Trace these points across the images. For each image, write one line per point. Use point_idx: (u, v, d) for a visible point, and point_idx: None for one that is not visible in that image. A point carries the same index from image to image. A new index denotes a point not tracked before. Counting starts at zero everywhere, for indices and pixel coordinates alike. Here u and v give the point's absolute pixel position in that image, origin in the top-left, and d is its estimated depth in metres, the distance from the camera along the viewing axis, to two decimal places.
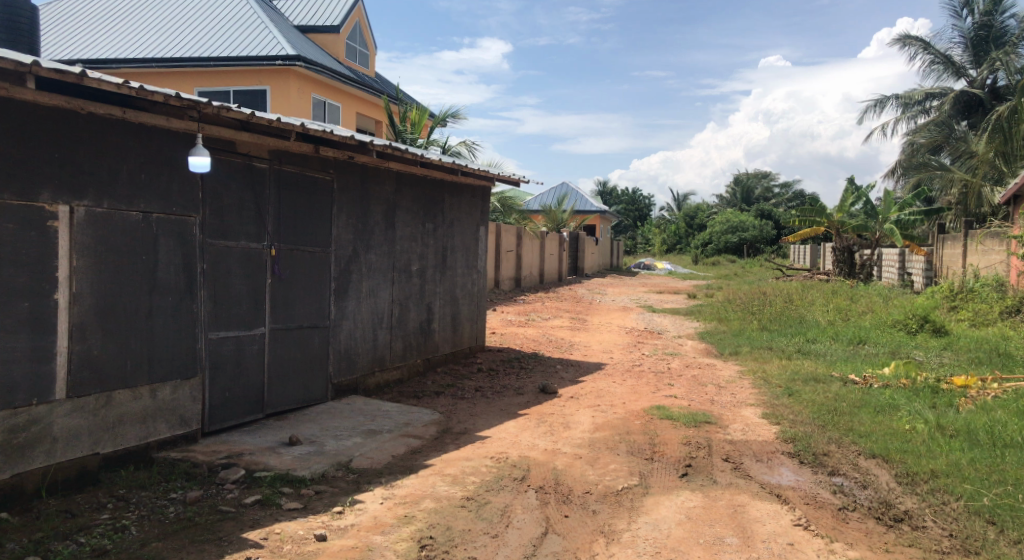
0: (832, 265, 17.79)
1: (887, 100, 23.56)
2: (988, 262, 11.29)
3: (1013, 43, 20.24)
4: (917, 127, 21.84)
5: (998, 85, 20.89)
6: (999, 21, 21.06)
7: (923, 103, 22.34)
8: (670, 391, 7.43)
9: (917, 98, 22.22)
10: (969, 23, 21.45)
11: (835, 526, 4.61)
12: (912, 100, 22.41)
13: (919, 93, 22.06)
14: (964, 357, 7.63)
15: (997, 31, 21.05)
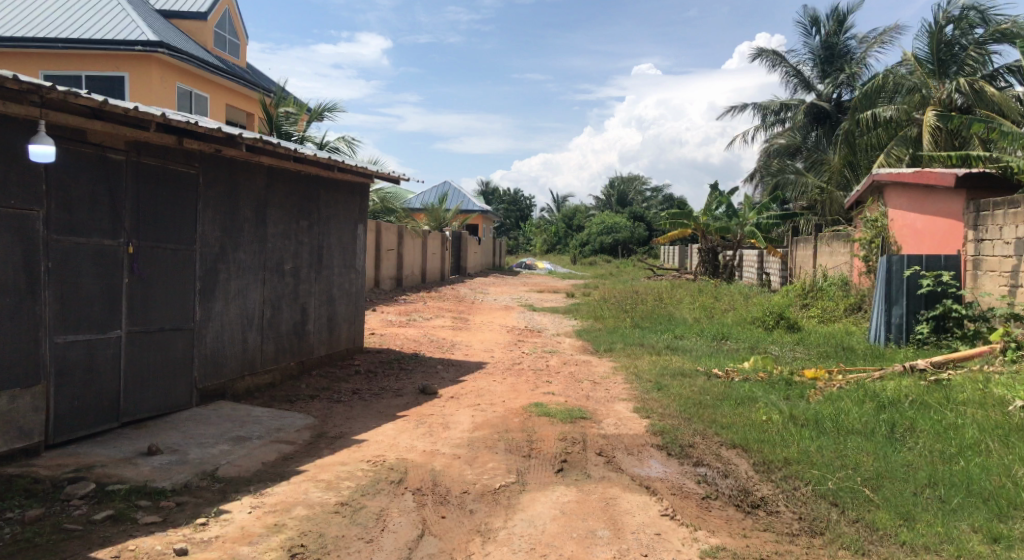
0: (699, 265, 18.72)
1: (748, 108, 24.92)
2: (834, 262, 12.24)
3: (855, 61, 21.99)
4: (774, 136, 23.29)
5: (843, 100, 22.61)
6: (842, 41, 22.85)
7: (779, 114, 23.84)
8: (548, 388, 7.57)
9: (774, 108, 23.64)
10: (817, 41, 23.13)
11: (700, 514, 4.84)
12: (769, 110, 23.87)
13: (775, 104, 23.50)
14: (814, 351, 8.24)
15: (840, 49, 22.82)
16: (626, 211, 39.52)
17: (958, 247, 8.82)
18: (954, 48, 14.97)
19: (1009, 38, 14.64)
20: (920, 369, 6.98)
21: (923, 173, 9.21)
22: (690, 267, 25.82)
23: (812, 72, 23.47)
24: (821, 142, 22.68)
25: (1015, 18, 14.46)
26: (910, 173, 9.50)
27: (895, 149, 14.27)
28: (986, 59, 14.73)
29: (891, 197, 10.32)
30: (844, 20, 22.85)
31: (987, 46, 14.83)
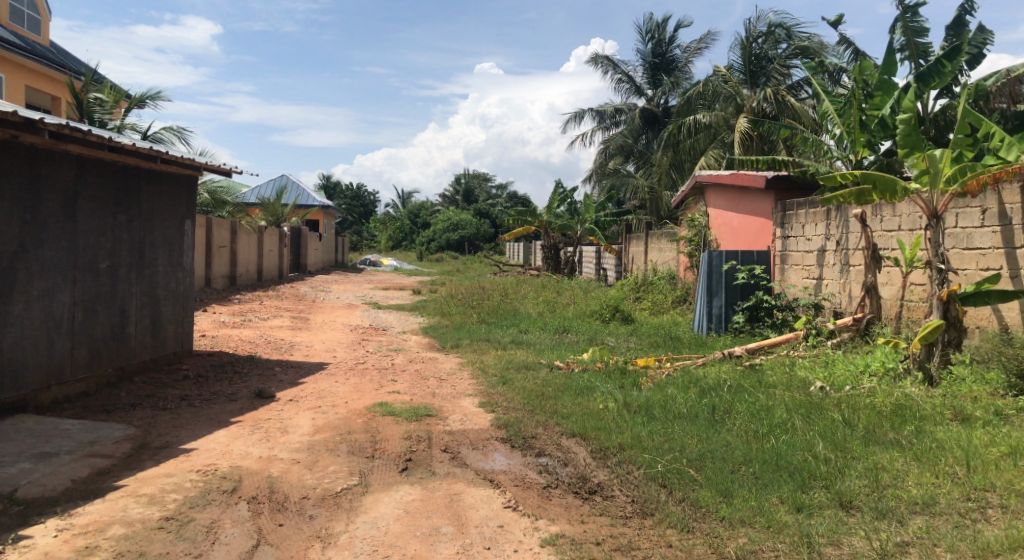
0: (542, 262, 19.26)
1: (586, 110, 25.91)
2: (663, 258, 13.03)
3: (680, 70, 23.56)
4: (609, 138, 24.48)
5: (670, 105, 24.15)
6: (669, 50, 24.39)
7: (613, 117, 25.10)
8: (393, 387, 7.46)
9: (608, 111, 24.80)
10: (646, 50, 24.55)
11: (540, 504, 4.96)
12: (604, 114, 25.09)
13: (610, 108, 24.75)
14: (646, 341, 8.72)
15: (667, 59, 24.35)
16: (472, 208, 39.90)
17: (768, 243, 9.66)
18: (763, 61, 16.38)
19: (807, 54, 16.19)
20: (737, 355, 7.58)
21: (738, 176, 10.01)
22: (534, 263, 26.56)
23: (643, 78, 24.78)
24: (651, 145, 24.09)
25: (812, 36, 16.04)
26: (726, 175, 10.28)
27: (715, 152, 15.36)
28: (788, 72, 16.02)
29: (712, 197, 11.13)
30: (672, 31, 24.35)
31: (790, 60, 16.19)
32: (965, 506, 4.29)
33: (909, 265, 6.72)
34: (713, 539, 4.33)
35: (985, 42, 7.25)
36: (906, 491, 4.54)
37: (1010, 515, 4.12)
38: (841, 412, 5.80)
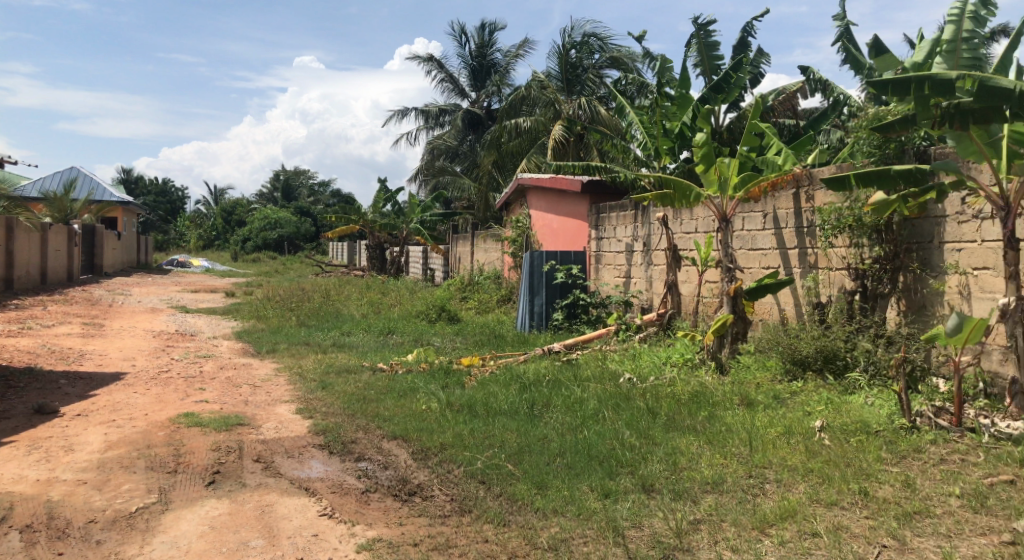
0: (368, 262, 18.96)
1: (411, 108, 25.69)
2: (488, 258, 13.26)
3: (502, 74, 24.11)
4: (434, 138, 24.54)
5: (493, 108, 24.64)
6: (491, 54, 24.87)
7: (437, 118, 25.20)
8: (201, 396, 6.98)
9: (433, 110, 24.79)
10: (469, 52, 24.86)
11: (358, 509, 4.84)
12: (428, 114, 25.12)
13: (434, 108, 24.82)
14: (470, 340, 8.82)
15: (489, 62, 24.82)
16: (293, 206, 38.38)
17: (585, 244, 10.14)
18: (578, 69, 17.12)
19: (618, 63, 17.19)
20: (555, 351, 7.88)
21: (557, 179, 10.37)
22: (358, 263, 26.07)
23: (467, 80, 25.06)
24: (474, 146, 24.47)
25: (622, 46, 17.01)
26: (546, 178, 10.63)
27: (534, 157, 15.83)
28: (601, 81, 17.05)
29: (533, 200, 11.50)
30: (494, 35, 24.83)
31: (602, 70, 17.17)
32: (747, 483, 4.69)
33: (703, 264, 7.44)
34: (527, 531, 4.40)
35: (763, 62, 8.04)
36: (700, 472, 4.91)
37: (783, 489, 4.56)
38: (646, 402, 6.20)
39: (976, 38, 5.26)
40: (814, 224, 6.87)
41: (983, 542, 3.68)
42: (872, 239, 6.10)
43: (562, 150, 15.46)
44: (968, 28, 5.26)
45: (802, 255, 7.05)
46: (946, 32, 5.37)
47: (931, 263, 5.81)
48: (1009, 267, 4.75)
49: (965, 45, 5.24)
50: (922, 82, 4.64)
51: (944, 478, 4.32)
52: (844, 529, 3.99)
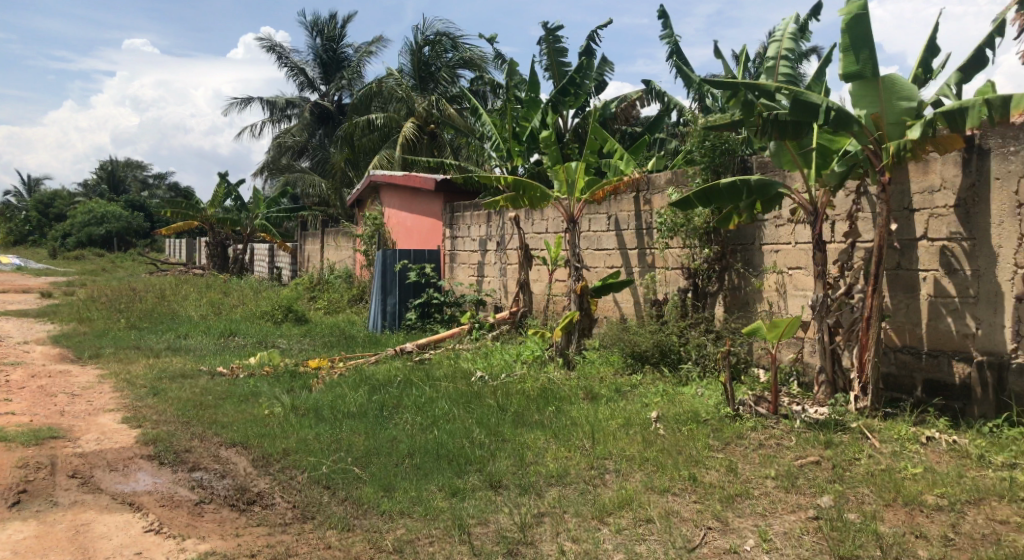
0: (208, 259, 17.88)
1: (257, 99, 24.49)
2: (339, 257, 12.92)
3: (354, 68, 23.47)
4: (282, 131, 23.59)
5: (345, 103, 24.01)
6: (342, 48, 24.25)
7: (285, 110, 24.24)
8: (7, 408, 6.27)
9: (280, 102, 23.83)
10: (319, 44, 24.10)
11: (189, 522, 4.51)
12: (275, 105, 24.10)
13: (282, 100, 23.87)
14: (319, 341, 8.53)
15: (340, 56, 24.19)
16: (124, 200, 35.50)
17: (438, 243, 10.12)
18: (431, 67, 16.97)
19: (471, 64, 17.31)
20: (408, 351, 7.79)
21: (410, 177, 10.19)
22: (198, 261, 24.54)
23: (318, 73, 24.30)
24: (325, 142, 23.79)
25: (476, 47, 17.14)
26: (399, 175, 10.43)
27: (387, 153, 15.61)
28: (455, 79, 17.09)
29: (386, 197, 11.31)
30: (346, 29, 24.25)
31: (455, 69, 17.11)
32: (589, 474, 4.84)
33: (552, 264, 7.63)
34: (372, 535, 4.26)
35: (608, 70, 8.37)
36: (545, 466, 5.00)
37: (622, 478, 4.74)
38: (496, 399, 6.26)
39: (794, 57, 5.72)
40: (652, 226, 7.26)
41: (792, 518, 4.00)
42: (702, 241, 6.53)
43: (414, 144, 15.54)
44: (788, 47, 5.72)
45: (642, 256, 7.44)
46: (769, 50, 5.81)
47: (753, 263, 6.37)
48: (817, 268, 5.24)
49: (784, 61, 5.67)
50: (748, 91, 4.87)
51: (762, 461, 4.67)
52: (675, 514, 4.20)
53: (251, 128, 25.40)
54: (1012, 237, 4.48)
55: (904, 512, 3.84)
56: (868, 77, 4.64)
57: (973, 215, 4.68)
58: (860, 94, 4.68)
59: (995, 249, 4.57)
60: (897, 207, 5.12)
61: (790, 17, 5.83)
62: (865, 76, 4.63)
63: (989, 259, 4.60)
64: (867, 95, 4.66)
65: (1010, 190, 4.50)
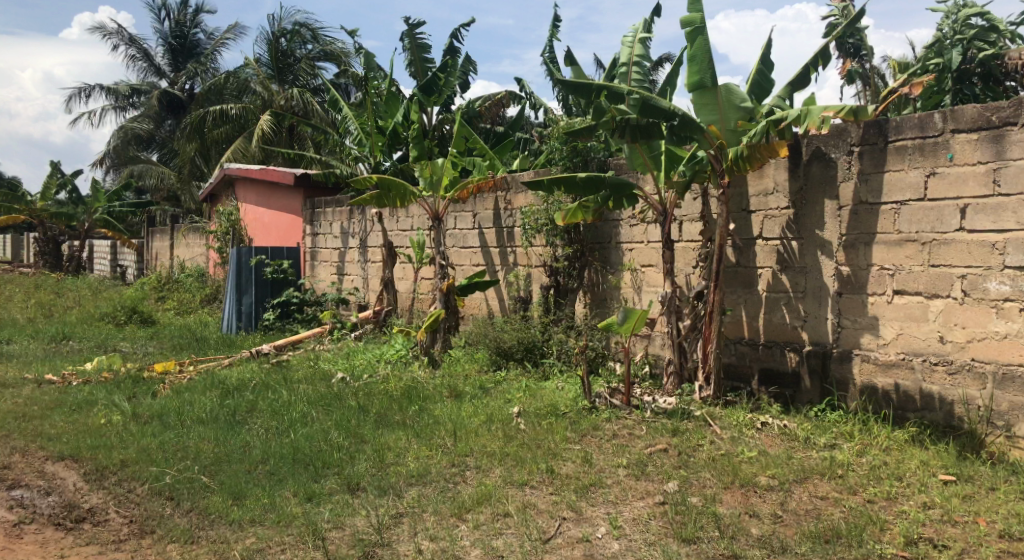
0: (39, 257, 16.31)
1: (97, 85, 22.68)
2: (190, 254, 12.20)
3: (204, 55, 22.14)
4: (125, 120, 21.97)
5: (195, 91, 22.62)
6: (191, 33, 22.88)
7: (129, 99, 22.66)
8: None
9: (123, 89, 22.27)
10: (166, 29, 22.64)
11: (6, 546, 4.08)
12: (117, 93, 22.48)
13: (125, 87, 22.33)
14: (166, 344, 8.00)
15: (190, 42, 22.85)
16: None
17: (299, 240, 9.80)
18: (290, 59, 16.40)
19: (331, 57, 16.86)
20: (265, 353, 7.46)
21: (267, 170, 9.76)
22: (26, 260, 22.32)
23: (165, 59, 22.86)
24: (174, 133, 22.40)
25: (335, 40, 16.71)
26: (256, 169, 9.97)
27: (242, 146, 14.92)
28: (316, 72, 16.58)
29: (243, 192, 10.81)
30: (196, 14, 22.93)
31: (317, 62, 16.69)
32: (450, 472, 4.82)
33: (417, 262, 7.58)
34: (218, 546, 4.03)
35: (471, 68, 8.40)
36: (405, 466, 4.93)
37: (481, 474, 4.76)
38: (356, 400, 6.12)
39: (644, 61, 5.95)
40: (515, 224, 7.37)
41: (641, 504, 4.17)
42: (562, 239, 6.71)
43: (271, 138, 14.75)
44: (639, 52, 5.94)
45: (506, 254, 7.54)
46: (622, 56, 6.02)
47: (609, 261, 6.62)
48: (666, 265, 5.51)
49: (635, 66, 5.88)
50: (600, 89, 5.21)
51: (615, 451, 4.85)
52: (532, 506, 4.26)
53: (90, 116, 23.49)
54: (832, 237, 4.90)
55: (740, 494, 4.10)
56: (708, 87, 4.94)
57: (801, 216, 5.07)
58: (701, 103, 4.97)
59: (819, 248, 4.98)
60: (737, 209, 5.48)
61: (640, 25, 6.08)
62: (706, 86, 4.92)
63: (814, 257, 5.01)
64: (708, 104, 4.96)
65: (830, 194, 4.91)
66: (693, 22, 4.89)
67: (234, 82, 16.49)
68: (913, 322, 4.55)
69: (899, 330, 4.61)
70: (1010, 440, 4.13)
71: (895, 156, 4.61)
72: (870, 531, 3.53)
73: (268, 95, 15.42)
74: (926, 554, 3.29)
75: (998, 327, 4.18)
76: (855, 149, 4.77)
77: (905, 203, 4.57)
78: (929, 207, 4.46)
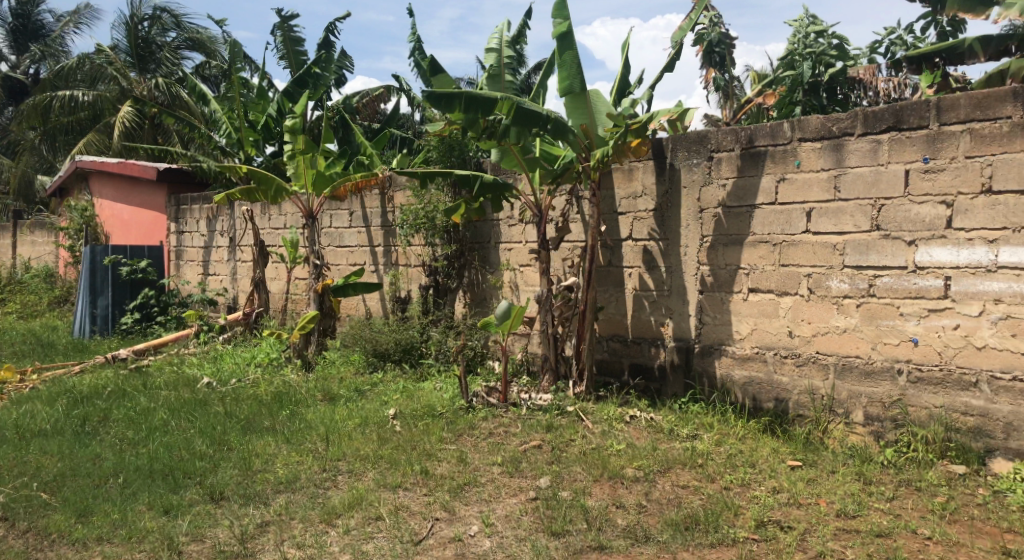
0: None
1: None
2: (37, 253, 11.25)
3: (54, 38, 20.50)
4: None
5: (43, 77, 20.88)
6: (37, 14, 21.11)
7: None
8: None
9: None
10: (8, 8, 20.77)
11: None
12: None
13: None
14: (6, 351, 7.32)
15: (35, 24, 21.07)
16: None
17: (162, 238, 9.28)
18: (151, 46, 15.62)
19: (199, 47, 16.05)
20: (121, 358, 6.98)
21: (126, 164, 9.12)
22: None
23: (7, 41, 20.99)
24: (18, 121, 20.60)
25: (202, 30, 15.92)
26: (113, 162, 9.30)
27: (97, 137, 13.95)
28: (179, 61, 15.81)
29: (97, 186, 10.07)
30: None
31: (182, 51, 16.05)
32: (320, 477, 4.67)
33: (291, 261, 7.34)
34: None
35: (347, 64, 8.22)
36: (273, 472, 4.73)
37: (353, 478, 4.64)
38: (222, 406, 5.83)
39: (514, 65, 5.84)
40: (393, 223, 7.27)
41: (513, 501, 4.21)
42: (440, 239, 6.68)
43: (131, 131, 13.84)
44: (508, 56, 5.78)
45: (386, 252, 7.41)
46: (488, 59, 5.79)
47: (488, 260, 6.65)
48: (541, 264, 5.59)
49: (507, 69, 5.76)
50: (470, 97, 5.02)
51: (490, 449, 4.88)
52: (404, 508, 4.20)
53: None
54: (695, 238, 5.15)
55: (608, 486, 4.22)
56: (578, 93, 5.06)
57: (667, 217, 5.30)
58: (573, 107, 5.09)
59: (683, 248, 5.22)
60: (608, 210, 5.65)
61: (503, 26, 5.82)
62: (575, 91, 5.04)
63: (679, 256, 5.24)
64: (579, 109, 5.08)
65: (693, 197, 5.16)
66: (558, 30, 4.97)
67: (88, 68, 15.38)
68: (766, 318, 4.84)
69: (754, 325, 4.90)
70: (849, 426, 4.47)
71: (750, 162, 4.90)
72: (726, 516, 3.72)
73: (125, 83, 14.49)
74: (774, 536, 3.50)
75: (838, 321, 4.52)
76: (715, 155, 5.04)
77: (759, 206, 4.87)
78: (779, 211, 4.77)
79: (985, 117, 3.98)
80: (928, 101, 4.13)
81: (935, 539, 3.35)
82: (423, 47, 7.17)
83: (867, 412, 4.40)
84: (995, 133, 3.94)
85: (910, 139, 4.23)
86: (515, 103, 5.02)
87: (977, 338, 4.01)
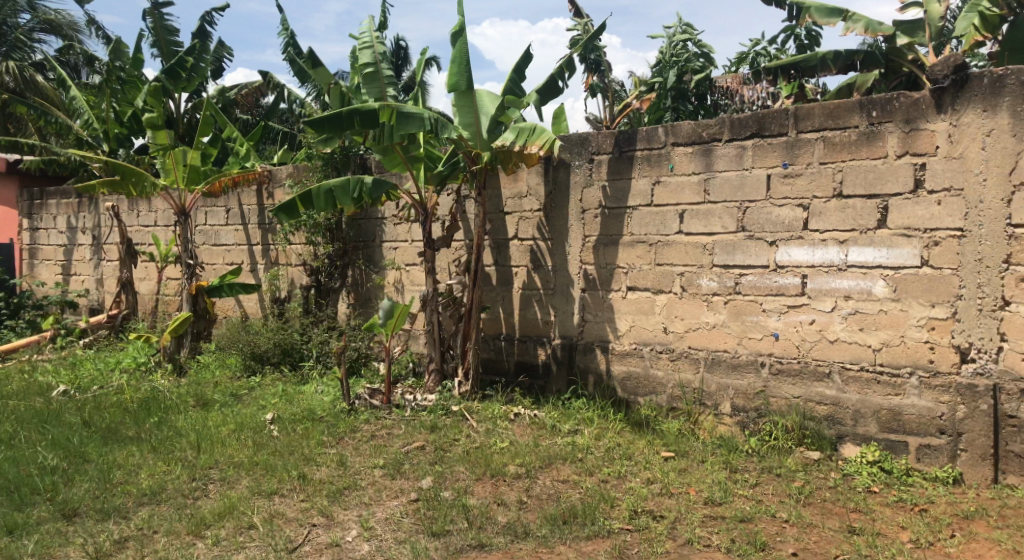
0: None
1: None
2: None
3: None
4: None
5: None
6: None
7: None
8: None
9: None
10: None
11: None
12: None
13: None
14: None
15: None
16: None
17: (15, 235, 8.55)
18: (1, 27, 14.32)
19: (56, 30, 14.89)
20: None
21: None
22: None
23: None
24: None
25: (60, 11, 14.79)
26: None
27: None
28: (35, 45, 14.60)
29: None
30: None
31: (37, 34, 14.83)
32: (189, 487, 4.42)
33: (162, 261, 6.92)
34: None
35: (225, 56, 7.87)
36: (137, 484, 4.44)
37: (226, 486, 4.43)
38: (81, 415, 5.42)
39: (389, 59, 5.75)
40: (273, 221, 7.02)
41: (394, 503, 4.14)
42: (323, 237, 6.50)
43: None
44: (384, 52, 5.72)
45: (266, 252, 7.15)
46: (364, 56, 5.61)
47: (373, 259, 6.52)
48: (426, 264, 5.54)
49: (384, 64, 5.65)
50: (351, 115, 4.93)
51: (372, 452, 4.78)
52: (279, 516, 4.04)
53: None
54: (577, 238, 5.26)
55: (490, 484, 4.24)
56: (464, 90, 5.02)
57: (550, 218, 5.39)
58: (459, 105, 5.04)
59: (566, 247, 5.32)
60: (493, 210, 5.68)
61: (372, 24, 5.73)
62: (462, 88, 5.01)
63: (562, 256, 5.34)
64: (465, 106, 5.03)
65: (575, 198, 5.27)
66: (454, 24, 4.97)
67: None
68: (643, 316, 5.01)
69: (632, 322, 5.06)
70: (718, 417, 4.69)
71: (628, 165, 5.06)
72: (602, 509, 3.81)
73: None
74: (646, 525, 3.62)
75: (708, 317, 4.74)
76: (596, 157, 5.17)
77: (636, 208, 5.02)
78: (655, 212, 4.95)
79: (837, 126, 4.25)
80: (786, 110, 4.40)
81: (791, 522, 3.56)
82: (296, 41, 6.97)
83: (734, 403, 4.63)
84: (845, 141, 4.23)
85: (771, 146, 4.49)
86: (394, 109, 4.95)
87: (829, 332, 4.30)
